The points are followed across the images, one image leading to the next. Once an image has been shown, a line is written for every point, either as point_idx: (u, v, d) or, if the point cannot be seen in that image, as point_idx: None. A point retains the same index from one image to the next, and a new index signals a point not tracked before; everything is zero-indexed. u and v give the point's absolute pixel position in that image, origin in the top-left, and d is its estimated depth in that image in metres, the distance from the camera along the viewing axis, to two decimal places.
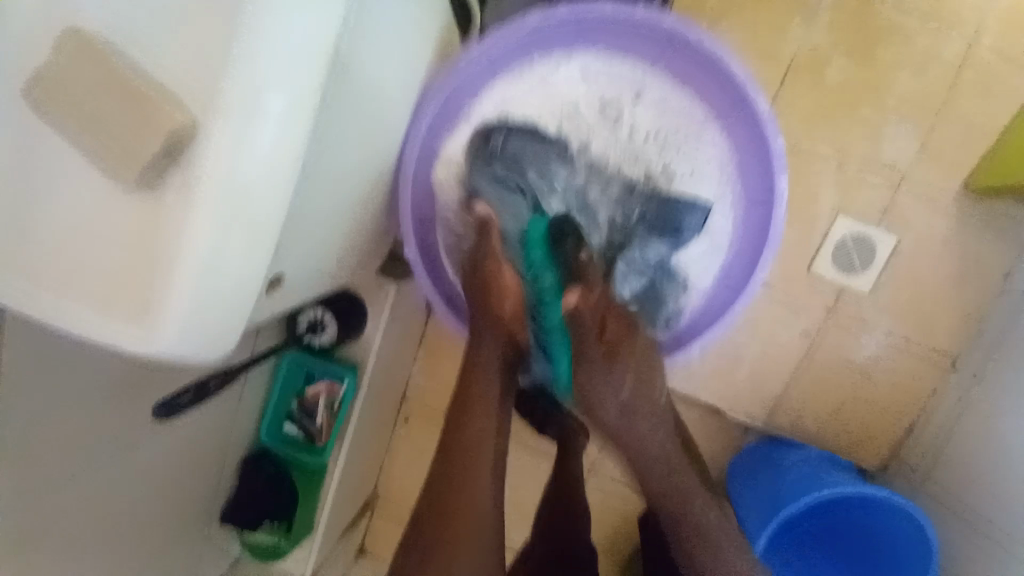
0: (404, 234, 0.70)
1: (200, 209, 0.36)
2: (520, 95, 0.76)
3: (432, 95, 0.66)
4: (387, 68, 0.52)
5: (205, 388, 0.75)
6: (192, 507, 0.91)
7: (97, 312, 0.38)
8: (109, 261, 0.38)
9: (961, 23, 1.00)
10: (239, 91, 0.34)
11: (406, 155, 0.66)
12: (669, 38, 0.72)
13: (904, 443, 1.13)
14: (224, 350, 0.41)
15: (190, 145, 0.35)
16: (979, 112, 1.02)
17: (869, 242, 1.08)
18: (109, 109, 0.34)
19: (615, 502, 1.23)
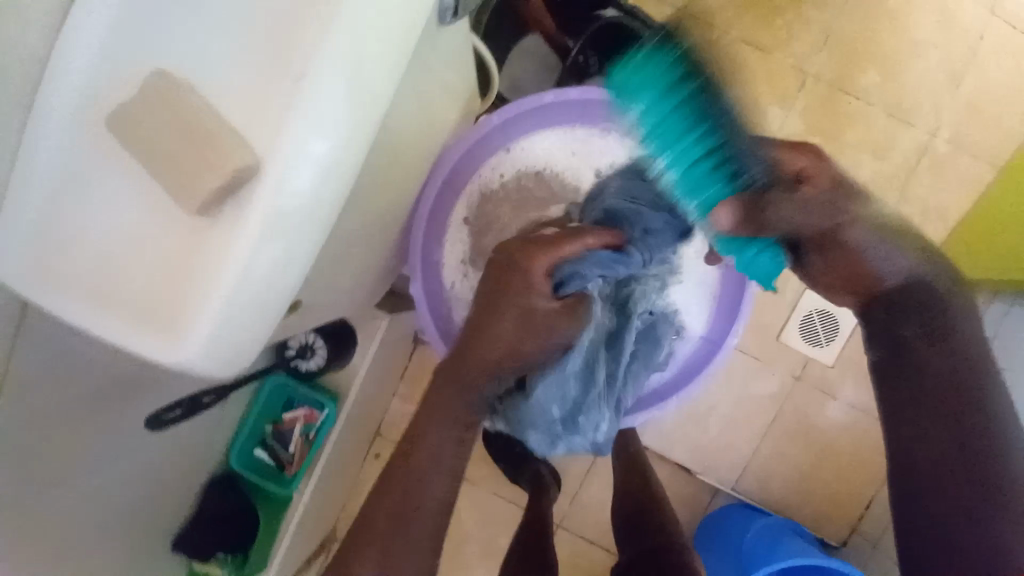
0: (411, 271, 0.75)
1: (244, 233, 0.39)
2: (546, 163, 0.85)
3: (450, 151, 0.73)
4: (419, 128, 0.58)
5: (198, 403, 0.77)
6: (155, 532, 0.88)
7: (133, 320, 0.41)
8: (149, 277, 0.42)
9: (907, 135, 1.15)
10: (295, 134, 0.39)
11: (422, 202, 0.73)
12: None
13: (865, 513, 1.18)
14: (243, 362, 0.44)
15: (245, 183, 0.39)
16: (925, 212, 1.16)
17: (834, 319, 1.17)
18: (179, 148, 0.39)
19: (584, 555, 1.22)
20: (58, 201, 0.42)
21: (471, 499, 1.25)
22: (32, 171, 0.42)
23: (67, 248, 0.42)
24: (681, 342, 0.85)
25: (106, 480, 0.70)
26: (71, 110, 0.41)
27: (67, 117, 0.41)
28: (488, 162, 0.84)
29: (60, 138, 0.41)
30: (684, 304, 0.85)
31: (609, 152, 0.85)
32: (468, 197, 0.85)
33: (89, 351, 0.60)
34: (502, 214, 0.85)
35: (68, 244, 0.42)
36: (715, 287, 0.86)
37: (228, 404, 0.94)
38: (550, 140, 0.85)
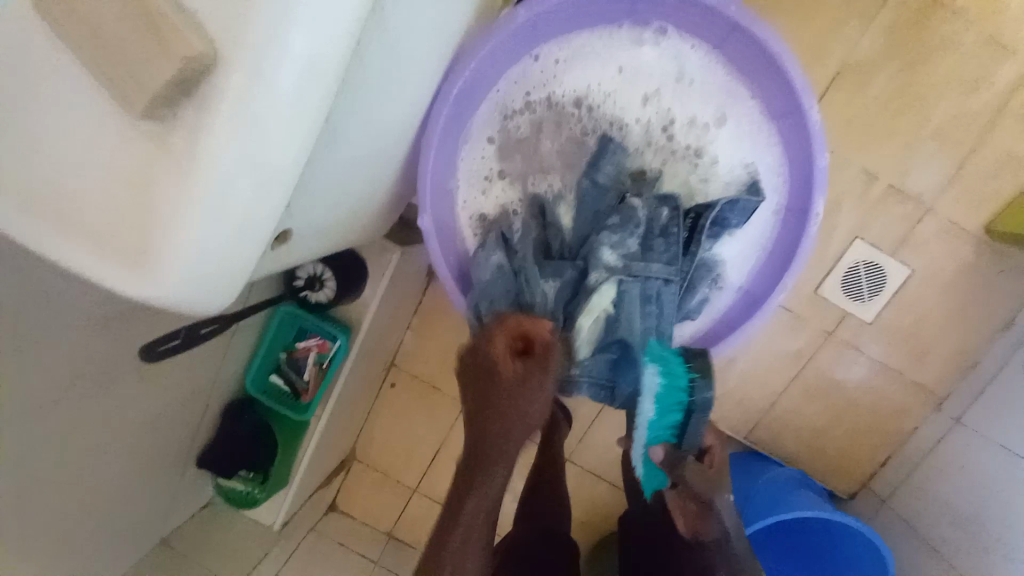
0: (420, 201, 0.67)
1: (213, 146, 0.33)
2: (580, 77, 0.74)
3: (468, 55, 0.62)
4: (423, 23, 0.48)
5: (196, 334, 0.74)
6: (172, 448, 0.91)
7: (92, 248, 0.36)
8: (106, 197, 0.35)
9: (1009, 60, 0.97)
10: (267, 19, 0.31)
11: (431, 120, 0.63)
12: (729, 26, 0.67)
13: (879, 472, 1.15)
14: (224, 297, 0.39)
15: (208, 75, 0.32)
16: (1013, 155, 0.99)
17: (881, 273, 1.06)
18: (116, 27, 0.30)
19: (588, 492, 1.24)
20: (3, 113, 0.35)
21: None
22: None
23: (13, 166, 0.35)
24: (722, 296, 0.77)
25: (111, 402, 0.70)
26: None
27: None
28: (510, 74, 0.73)
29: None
30: (733, 255, 0.76)
31: (661, 67, 0.73)
32: (486, 115, 0.75)
33: (73, 277, 0.57)
34: (530, 137, 0.76)
35: (7, 151, 0.35)
36: (769, 238, 0.75)
37: (238, 331, 0.93)
38: (587, 50, 0.73)
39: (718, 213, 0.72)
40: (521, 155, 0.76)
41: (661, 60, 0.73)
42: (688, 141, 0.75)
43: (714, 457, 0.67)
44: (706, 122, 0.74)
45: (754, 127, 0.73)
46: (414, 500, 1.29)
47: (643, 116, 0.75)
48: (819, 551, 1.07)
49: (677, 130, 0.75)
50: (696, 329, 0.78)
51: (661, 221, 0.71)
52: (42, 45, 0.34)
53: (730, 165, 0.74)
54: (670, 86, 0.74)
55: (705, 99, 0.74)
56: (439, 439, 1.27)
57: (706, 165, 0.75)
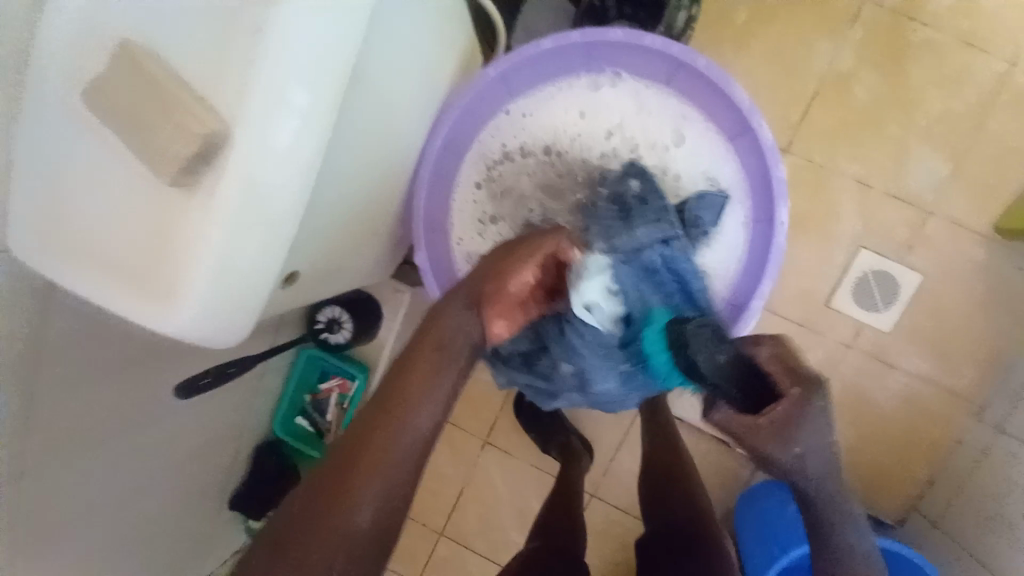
0: (414, 242, 0.73)
1: (224, 204, 0.40)
2: (550, 121, 0.81)
3: (447, 110, 0.70)
4: (402, 91, 0.56)
5: (225, 372, 0.79)
6: (205, 490, 0.96)
7: (132, 295, 0.43)
8: (145, 254, 0.43)
9: (985, 65, 1.00)
10: (263, 105, 0.39)
11: (419, 171, 0.70)
12: (676, 64, 0.74)
13: (925, 491, 1.08)
14: (240, 331, 0.46)
15: (220, 149, 0.40)
16: (1006, 153, 1.01)
17: (891, 279, 1.06)
18: (154, 117, 0.39)
19: (617, 525, 1.21)
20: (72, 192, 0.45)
21: (504, 469, 1.27)
22: (32, 137, 0.44)
23: (79, 236, 0.45)
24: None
25: (148, 441, 0.77)
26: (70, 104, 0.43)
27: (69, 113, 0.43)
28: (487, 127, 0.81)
29: (48, 106, 0.43)
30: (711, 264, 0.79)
31: (621, 104, 0.80)
32: (471, 164, 0.82)
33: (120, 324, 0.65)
34: (511, 177, 0.82)
35: (70, 207, 0.45)
36: (744, 247, 0.78)
37: (266, 373, 1.00)
38: (558, 96, 0.81)
39: (691, 213, 0.76)
40: (507, 195, 0.83)
41: (621, 98, 0.80)
42: (658, 164, 0.80)
43: (780, 409, 0.44)
44: (669, 148, 0.80)
45: (714, 148, 0.78)
46: (441, 543, 1.30)
47: (612, 147, 0.81)
48: None
49: (643, 157, 0.81)
50: None
51: (650, 214, 0.74)
52: (102, 139, 0.43)
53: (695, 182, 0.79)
54: (634, 118, 0.80)
55: (664, 127, 0.80)
56: (463, 475, 1.29)
57: (676, 186, 0.80)
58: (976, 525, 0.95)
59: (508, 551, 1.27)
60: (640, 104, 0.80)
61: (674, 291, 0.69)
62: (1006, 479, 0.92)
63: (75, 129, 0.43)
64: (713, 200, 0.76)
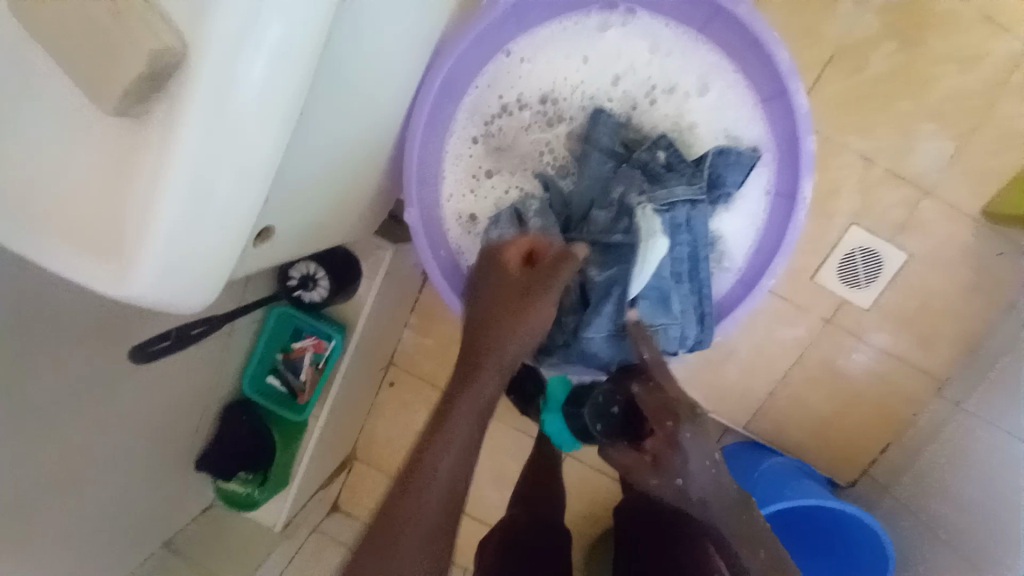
0: (406, 195, 0.66)
1: (181, 139, 0.33)
2: (559, 67, 0.74)
3: (451, 43, 0.62)
4: (402, 13, 0.47)
5: (187, 334, 0.72)
6: (170, 450, 0.90)
7: (67, 246, 0.36)
8: (81, 197, 0.35)
9: (1004, 39, 0.96)
10: (231, 9, 0.31)
11: (414, 117, 0.62)
12: (713, 7, 0.67)
13: (878, 459, 1.14)
14: (204, 294, 0.39)
15: (178, 67, 0.32)
16: (1006, 136, 0.99)
17: (878, 258, 1.06)
18: (90, 22, 0.30)
19: (590, 487, 1.23)
20: None
21: None
22: None
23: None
24: (727, 273, 0.76)
25: (106, 405, 0.70)
26: None
27: None
28: (489, 70, 0.73)
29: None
30: (731, 228, 0.75)
31: (639, 50, 0.73)
32: (469, 109, 0.75)
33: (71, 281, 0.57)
34: (515, 129, 0.76)
35: None
36: (763, 217, 0.75)
37: (234, 332, 0.92)
38: (571, 38, 0.73)
39: (712, 172, 0.70)
40: (510, 146, 0.76)
41: (641, 44, 0.73)
42: (672, 119, 0.74)
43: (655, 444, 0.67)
44: (691, 103, 0.74)
45: (740, 110, 0.73)
46: None
47: (625, 100, 0.75)
48: (821, 540, 1.06)
49: (660, 109, 0.74)
50: None
51: (665, 171, 0.71)
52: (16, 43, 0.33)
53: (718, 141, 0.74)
54: (655, 66, 0.73)
55: (686, 78, 0.73)
56: None
57: (697, 143, 0.74)
58: (926, 493, 1.01)
59: (482, 509, 1.28)
60: (658, 53, 0.73)
61: (683, 260, 0.70)
62: (963, 455, 0.96)
63: None
64: (742, 159, 0.70)
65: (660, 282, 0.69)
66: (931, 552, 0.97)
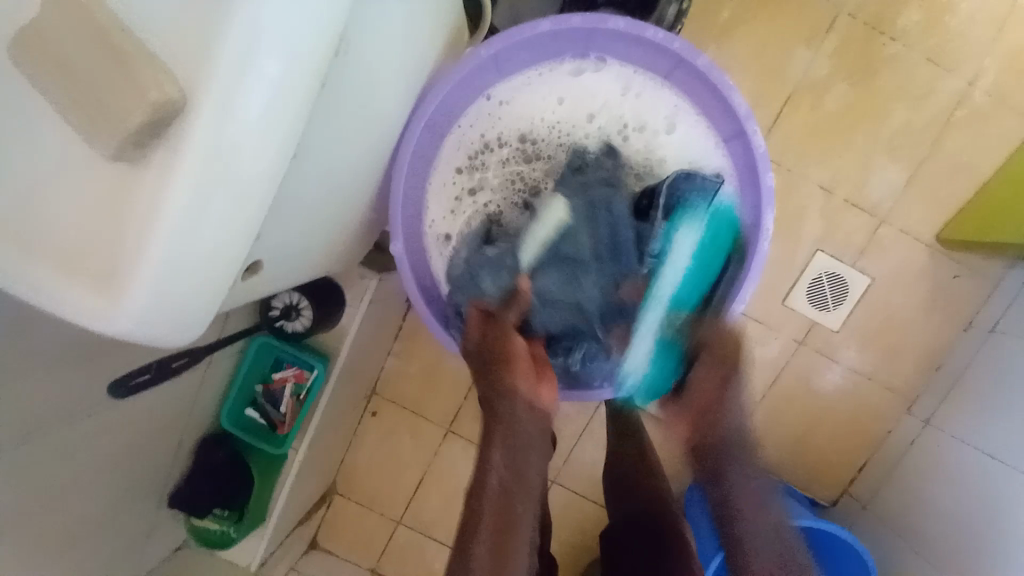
0: (391, 228, 0.68)
1: (176, 184, 0.34)
2: (537, 107, 0.78)
3: (434, 88, 0.65)
4: (390, 61, 0.50)
5: (168, 367, 0.74)
6: (141, 488, 0.87)
7: (61, 285, 0.37)
8: (77, 236, 0.36)
9: (945, 81, 1.05)
10: (229, 67, 0.33)
11: (400, 153, 0.65)
12: (676, 58, 0.72)
13: (856, 478, 1.16)
14: (193, 330, 0.40)
15: (178, 116, 0.33)
16: (953, 168, 1.07)
17: (843, 281, 1.11)
18: (98, 73, 0.32)
19: (576, 514, 1.22)
20: None
21: (465, 457, 1.26)
22: None
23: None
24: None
25: (78, 439, 0.68)
26: None
27: None
28: (470, 110, 0.78)
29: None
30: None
31: (611, 92, 0.78)
32: (452, 146, 0.78)
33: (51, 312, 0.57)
34: (494, 162, 0.79)
35: None
36: None
37: (213, 364, 0.91)
38: (547, 81, 0.78)
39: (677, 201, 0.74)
40: (489, 179, 0.79)
41: (613, 87, 0.78)
42: (644, 155, 0.79)
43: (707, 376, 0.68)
44: (657, 139, 0.79)
45: (706, 146, 0.77)
46: (399, 529, 1.28)
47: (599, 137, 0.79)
48: None
49: (629, 143, 0.79)
50: None
51: (600, 174, 0.75)
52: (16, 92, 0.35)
53: None
54: (624, 106, 0.78)
55: (655, 117, 0.78)
56: (423, 462, 1.27)
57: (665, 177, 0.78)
58: (903, 510, 1.03)
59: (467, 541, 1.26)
60: (629, 93, 0.78)
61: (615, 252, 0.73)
62: (934, 471, 1.00)
63: None
64: (707, 194, 0.74)
65: (614, 299, 0.74)
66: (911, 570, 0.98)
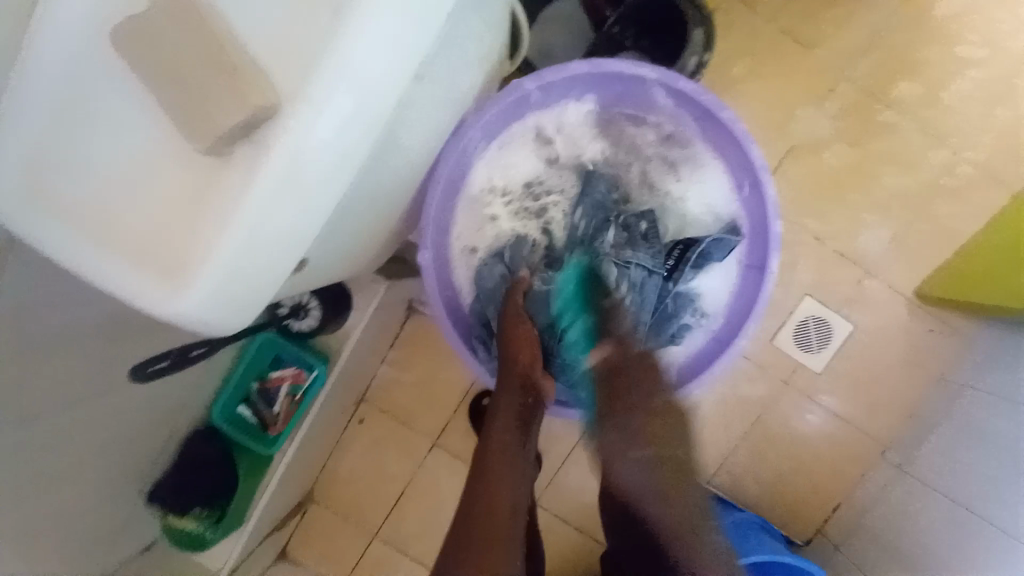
0: (422, 238, 0.73)
1: (258, 183, 0.36)
2: (566, 138, 0.83)
3: (476, 112, 0.70)
4: (451, 81, 0.53)
5: (187, 356, 0.71)
6: (123, 477, 0.85)
7: (132, 264, 0.38)
8: (153, 221, 0.38)
9: (929, 151, 1.13)
10: (325, 78, 0.35)
11: (439, 168, 0.70)
12: (704, 109, 0.78)
13: (830, 518, 1.19)
14: (246, 318, 0.42)
15: (270, 122, 0.35)
16: (935, 230, 1.14)
17: (827, 327, 1.17)
18: (195, 76, 0.34)
19: (557, 537, 1.22)
20: (54, 133, 0.38)
21: (450, 471, 1.25)
22: (24, 65, 0.38)
23: (72, 185, 0.39)
24: (705, 327, 0.84)
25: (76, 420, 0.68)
26: (71, 38, 0.37)
27: (65, 49, 0.37)
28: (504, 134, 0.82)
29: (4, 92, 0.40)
30: (712, 291, 0.84)
31: (639, 132, 0.83)
32: (484, 163, 0.83)
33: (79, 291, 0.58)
34: (522, 186, 0.84)
35: (57, 152, 0.39)
36: (735, 284, 0.83)
37: (213, 357, 0.91)
38: (577, 114, 0.83)
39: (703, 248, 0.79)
40: (515, 200, 0.84)
41: (641, 126, 0.83)
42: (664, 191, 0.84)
43: None
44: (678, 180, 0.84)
45: (723, 190, 0.82)
46: (376, 541, 1.26)
47: (625, 171, 0.84)
48: None
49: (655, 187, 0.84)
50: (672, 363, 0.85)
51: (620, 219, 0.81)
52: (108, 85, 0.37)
53: (703, 217, 0.83)
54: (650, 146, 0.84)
55: (678, 158, 0.83)
56: (406, 475, 1.26)
57: (689, 220, 0.83)
58: (873, 553, 1.06)
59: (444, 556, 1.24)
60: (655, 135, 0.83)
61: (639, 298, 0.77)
62: (904, 516, 1.04)
63: (72, 65, 0.37)
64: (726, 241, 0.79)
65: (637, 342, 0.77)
66: None
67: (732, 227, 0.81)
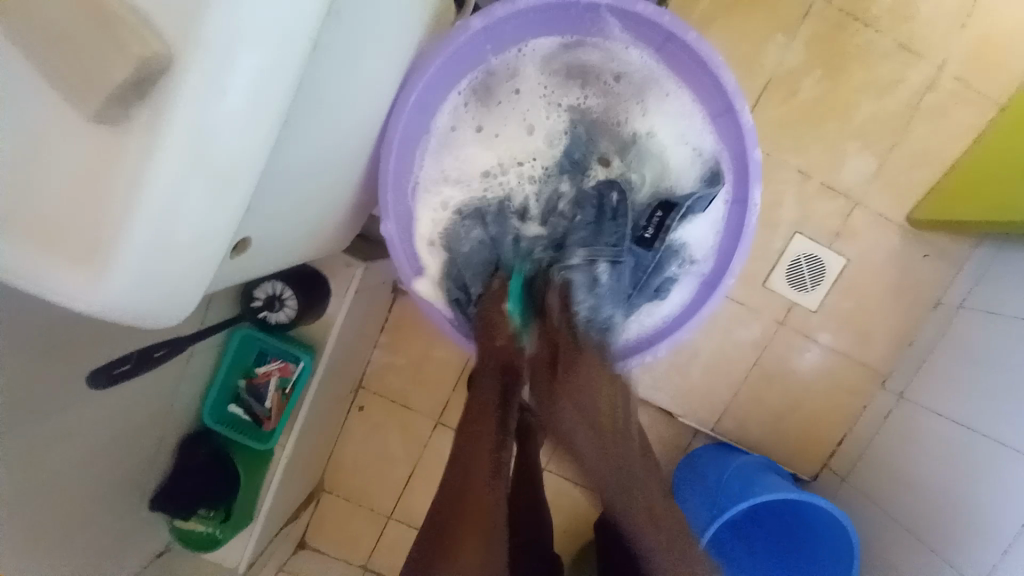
0: (383, 211, 0.69)
1: (163, 151, 0.33)
2: (526, 91, 0.81)
3: (422, 64, 0.65)
4: (382, 29, 0.49)
5: (150, 356, 0.70)
6: (120, 489, 0.83)
7: (32, 257, 0.34)
8: (50, 207, 0.34)
9: (912, 68, 1.08)
10: (219, 22, 0.31)
11: (389, 131, 0.65)
12: (665, 36, 0.72)
13: (836, 452, 1.20)
14: (180, 307, 0.39)
15: (164, 77, 0.32)
16: (924, 151, 1.10)
17: (820, 262, 1.14)
18: (64, 31, 0.30)
19: (568, 499, 1.22)
20: None
21: (454, 448, 1.25)
22: None
23: None
24: (694, 274, 0.82)
25: (55, 436, 0.65)
26: None
27: None
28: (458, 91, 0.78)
29: None
30: (697, 237, 0.82)
31: (602, 74, 0.81)
32: (442, 124, 0.79)
33: (25, 302, 0.54)
34: (487, 147, 0.82)
35: None
36: (723, 222, 0.80)
37: (191, 355, 0.88)
38: (533, 63, 0.80)
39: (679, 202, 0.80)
40: (480, 161, 0.82)
41: (602, 68, 0.80)
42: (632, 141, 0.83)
43: None
44: (648, 127, 0.82)
45: (697, 126, 0.80)
46: (390, 523, 1.27)
47: (593, 128, 0.83)
48: (791, 536, 1.09)
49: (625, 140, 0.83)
50: (663, 313, 0.84)
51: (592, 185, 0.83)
52: None
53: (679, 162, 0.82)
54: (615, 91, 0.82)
55: (646, 101, 0.81)
56: (413, 456, 1.26)
57: (665, 171, 0.83)
58: (881, 480, 1.07)
59: None
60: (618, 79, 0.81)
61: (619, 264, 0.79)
62: (910, 442, 1.04)
63: None
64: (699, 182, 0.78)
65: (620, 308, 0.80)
66: (891, 538, 1.02)
67: (713, 170, 0.79)
